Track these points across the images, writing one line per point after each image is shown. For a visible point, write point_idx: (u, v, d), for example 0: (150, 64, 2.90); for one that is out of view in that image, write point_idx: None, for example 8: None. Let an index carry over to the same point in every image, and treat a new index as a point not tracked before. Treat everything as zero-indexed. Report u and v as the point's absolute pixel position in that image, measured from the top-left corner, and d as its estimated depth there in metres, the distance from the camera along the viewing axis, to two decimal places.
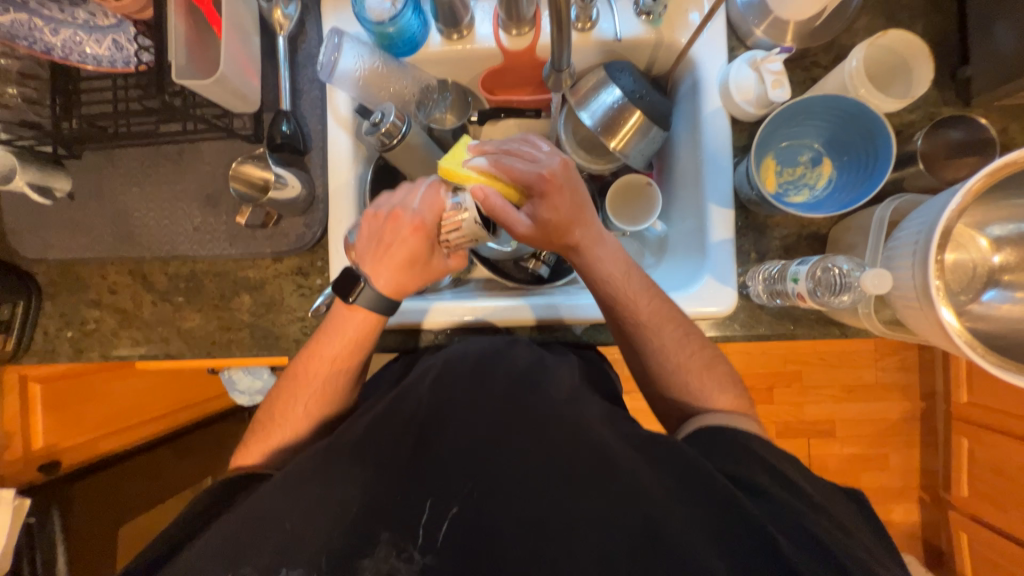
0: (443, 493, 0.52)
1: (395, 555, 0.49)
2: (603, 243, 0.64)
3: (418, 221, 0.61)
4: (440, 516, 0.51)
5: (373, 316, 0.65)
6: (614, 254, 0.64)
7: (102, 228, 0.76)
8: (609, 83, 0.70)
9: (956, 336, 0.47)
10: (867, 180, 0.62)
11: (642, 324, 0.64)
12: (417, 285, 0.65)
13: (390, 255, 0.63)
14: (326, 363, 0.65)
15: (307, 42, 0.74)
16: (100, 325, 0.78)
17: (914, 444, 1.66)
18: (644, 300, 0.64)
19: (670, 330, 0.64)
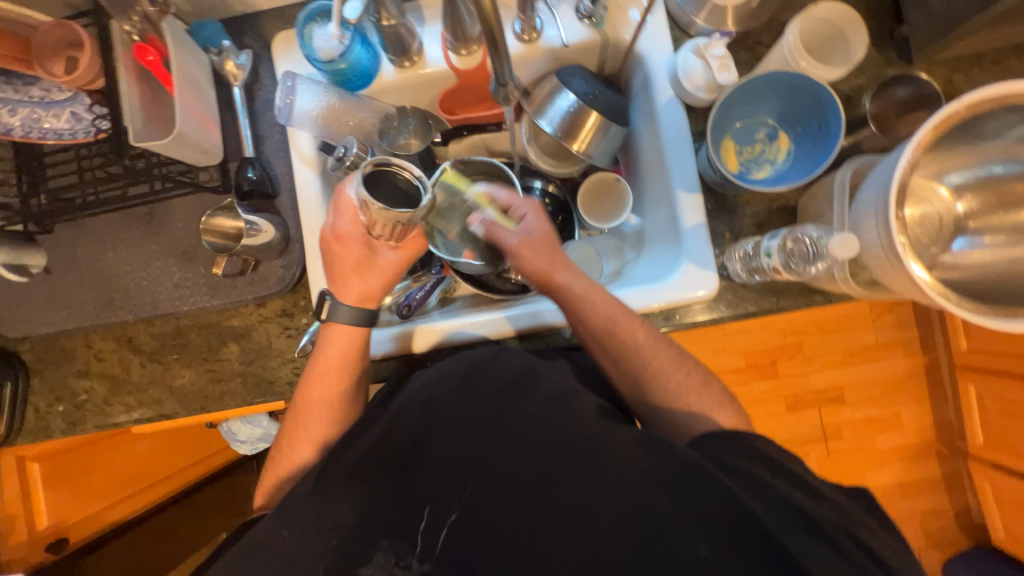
0: (442, 500, 0.52)
1: (395, 562, 0.51)
2: (589, 291, 0.65)
3: (341, 228, 0.63)
4: (440, 522, 0.51)
5: (357, 330, 0.66)
6: (599, 296, 0.64)
7: (82, 298, 0.76)
8: (562, 88, 0.72)
9: (928, 289, 0.48)
10: (824, 147, 0.63)
11: (636, 351, 0.64)
12: (383, 286, 0.66)
13: (342, 270, 0.64)
14: (329, 380, 0.65)
15: (263, 88, 0.75)
16: (91, 394, 0.78)
17: (924, 398, 1.66)
18: (629, 333, 0.64)
19: (657, 355, 0.64)
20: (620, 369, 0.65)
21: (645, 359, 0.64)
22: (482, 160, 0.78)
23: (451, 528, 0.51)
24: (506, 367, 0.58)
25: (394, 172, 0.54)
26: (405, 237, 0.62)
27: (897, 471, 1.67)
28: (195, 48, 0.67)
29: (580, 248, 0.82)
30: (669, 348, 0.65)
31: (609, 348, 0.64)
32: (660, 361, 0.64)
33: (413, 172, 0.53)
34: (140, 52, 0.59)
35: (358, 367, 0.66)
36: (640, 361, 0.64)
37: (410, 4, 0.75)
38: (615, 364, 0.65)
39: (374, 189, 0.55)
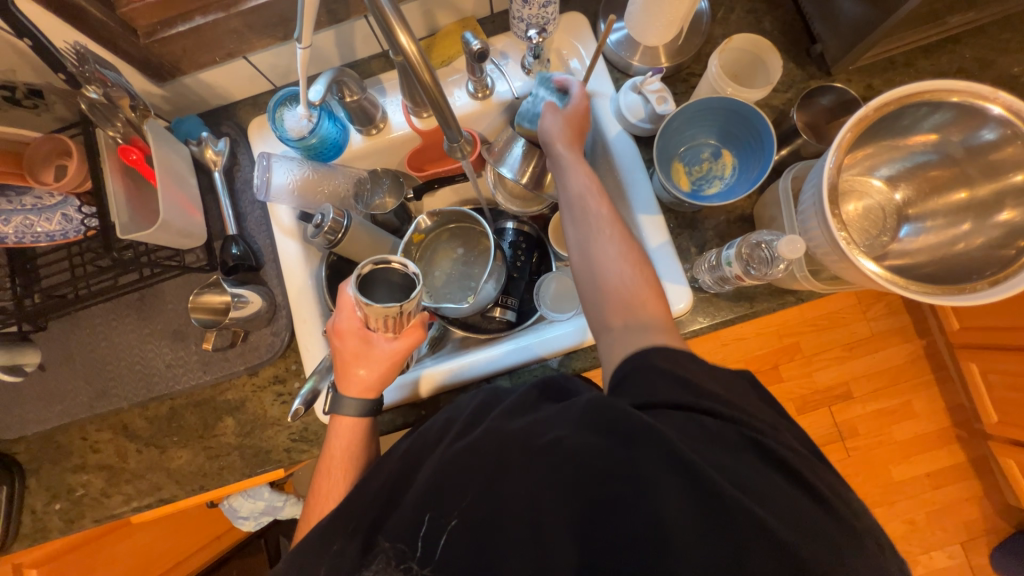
0: (440, 506, 0.48)
1: (396, 565, 0.48)
2: (584, 189, 0.65)
3: (340, 325, 0.64)
4: (440, 529, 0.48)
5: (361, 420, 0.65)
6: (591, 197, 0.64)
7: (77, 389, 0.77)
8: (517, 137, 0.76)
9: (880, 280, 0.51)
10: (762, 159, 0.67)
11: (595, 228, 0.63)
12: (381, 377, 0.64)
13: (343, 364, 0.64)
14: (339, 462, 0.62)
15: (241, 169, 0.80)
16: (89, 488, 0.77)
17: (931, 382, 1.65)
18: (596, 205, 0.64)
19: (620, 244, 0.62)
20: (585, 246, 0.63)
21: (605, 250, 0.62)
22: (451, 210, 0.82)
23: (451, 538, 0.47)
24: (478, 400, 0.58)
25: (390, 267, 0.60)
26: (402, 326, 0.63)
27: (922, 462, 1.63)
28: (175, 142, 0.71)
29: (559, 279, 0.84)
30: (635, 248, 0.63)
31: (574, 209, 0.65)
32: (626, 258, 0.62)
33: (404, 263, 0.60)
34: (125, 152, 0.62)
35: (367, 455, 0.64)
36: (602, 248, 0.62)
37: (372, 79, 0.81)
38: (578, 249, 0.64)
39: (374, 286, 0.60)
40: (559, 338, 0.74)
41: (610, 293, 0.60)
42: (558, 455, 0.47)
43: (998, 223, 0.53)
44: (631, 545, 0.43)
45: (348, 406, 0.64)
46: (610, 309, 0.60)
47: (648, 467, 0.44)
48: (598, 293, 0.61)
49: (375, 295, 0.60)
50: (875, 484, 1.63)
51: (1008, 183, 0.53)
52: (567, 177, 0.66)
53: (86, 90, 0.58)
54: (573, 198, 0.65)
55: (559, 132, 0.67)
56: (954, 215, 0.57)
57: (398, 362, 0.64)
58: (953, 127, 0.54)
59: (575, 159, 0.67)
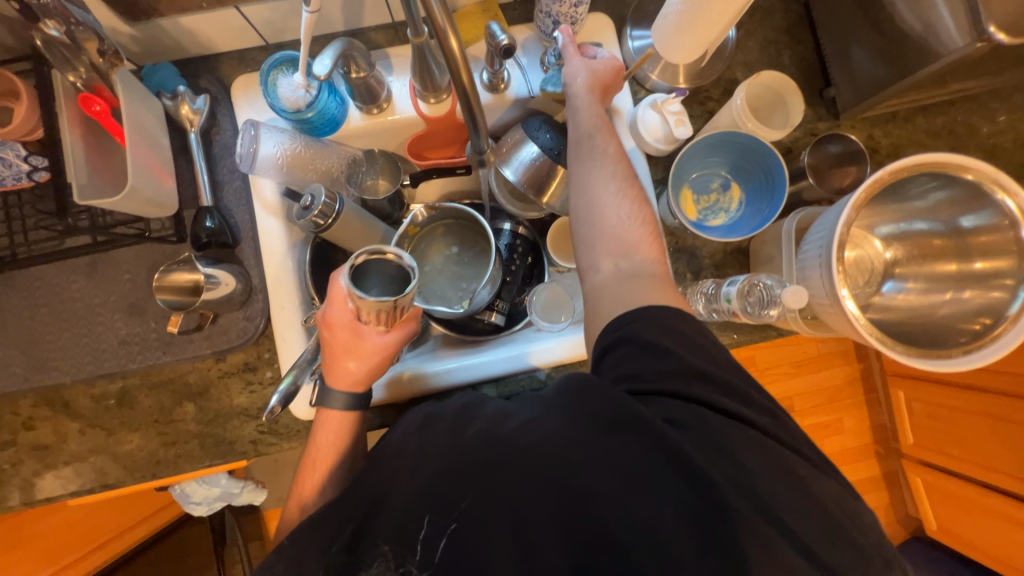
0: (443, 508, 0.46)
1: (395, 566, 0.47)
2: (594, 125, 0.63)
3: (331, 317, 0.59)
4: (440, 531, 0.45)
5: (347, 415, 0.63)
6: (600, 135, 0.63)
7: (9, 359, 0.68)
8: (527, 140, 0.74)
9: (857, 322, 0.54)
10: (771, 202, 0.69)
11: (599, 163, 0.61)
12: (373, 370, 0.61)
13: (334, 355, 0.60)
14: (326, 455, 0.61)
15: (221, 133, 0.72)
16: (19, 468, 0.70)
17: (862, 403, 1.81)
18: (603, 142, 0.63)
19: (622, 182, 0.61)
20: (588, 181, 0.61)
21: (607, 185, 0.60)
22: (452, 206, 0.78)
23: (452, 540, 0.45)
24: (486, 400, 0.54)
25: (383, 257, 0.56)
26: (395, 320, 0.59)
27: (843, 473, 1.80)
28: (147, 93, 0.62)
29: (551, 288, 0.83)
30: (638, 192, 0.61)
31: (583, 148, 0.63)
32: (626, 197, 0.60)
33: (399, 255, 0.55)
34: (86, 103, 0.54)
35: (355, 450, 0.63)
36: (605, 184, 0.60)
37: (378, 52, 0.75)
38: (580, 180, 0.62)
39: (364, 277, 0.57)
40: (554, 348, 0.74)
41: (606, 232, 0.59)
42: (567, 449, 0.46)
43: (968, 299, 0.57)
44: (630, 551, 0.41)
45: (336, 400, 0.61)
46: (605, 252, 0.59)
47: (659, 471, 0.44)
48: (594, 229, 0.60)
49: (367, 288, 0.57)
50: None
51: (988, 256, 0.56)
52: (579, 114, 0.65)
53: (46, 26, 0.49)
54: (584, 134, 0.63)
55: (582, 72, 0.65)
56: (934, 279, 0.61)
57: (389, 354, 0.61)
58: (949, 203, 0.57)
59: (591, 97, 0.65)
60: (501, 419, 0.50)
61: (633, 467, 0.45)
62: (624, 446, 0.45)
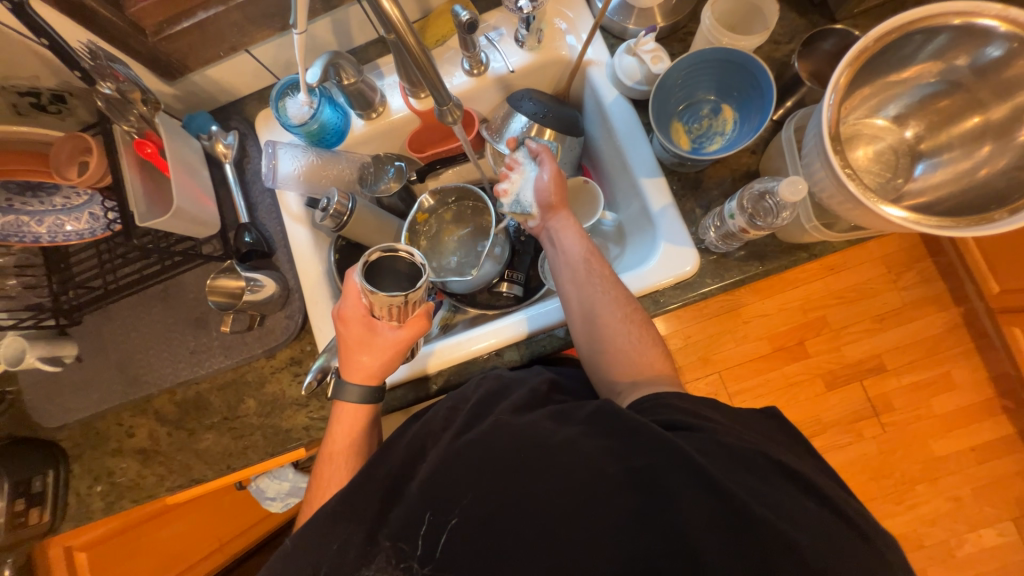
0: (443, 504, 0.48)
1: (396, 564, 0.48)
2: (591, 283, 0.65)
3: (346, 310, 0.65)
4: (441, 527, 0.48)
5: (363, 407, 0.66)
6: (600, 292, 0.64)
7: (111, 378, 0.82)
8: (514, 112, 0.78)
9: (911, 223, 0.49)
10: (762, 106, 0.66)
11: (608, 324, 0.62)
12: (385, 364, 0.65)
13: (351, 349, 0.65)
14: (344, 447, 0.64)
15: (251, 161, 0.84)
16: (125, 471, 0.81)
17: (973, 352, 1.57)
18: (607, 299, 0.63)
19: (632, 327, 0.62)
20: (603, 344, 0.62)
21: (616, 337, 0.62)
22: (452, 186, 0.84)
23: (452, 535, 0.47)
24: (495, 399, 0.57)
25: (395, 256, 0.60)
26: (406, 315, 0.63)
27: (965, 436, 1.55)
28: (187, 136, 0.75)
29: None
30: (647, 331, 0.63)
31: (594, 333, 0.63)
32: (638, 340, 0.62)
33: (411, 253, 0.59)
34: (139, 146, 0.66)
35: (370, 443, 0.66)
36: (603, 308, 0.62)
37: (369, 65, 0.83)
38: (577, 311, 0.65)
39: (381, 276, 0.60)
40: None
41: (621, 358, 0.61)
42: (572, 453, 0.47)
43: None
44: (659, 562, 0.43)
45: (350, 393, 0.65)
46: (628, 362, 0.61)
47: (657, 472, 0.45)
48: (604, 354, 0.62)
49: (380, 283, 0.60)
50: (914, 460, 1.54)
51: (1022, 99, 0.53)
52: (566, 241, 0.69)
53: (100, 86, 0.61)
54: (575, 262, 0.67)
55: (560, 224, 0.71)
56: None
57: (400, 351, 0.65)
58: (952, 51, 0.55)
59: (574, 224, 0.70)
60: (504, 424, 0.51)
61: (628, 469, 0.46)
62: (617, 450, 0.47)
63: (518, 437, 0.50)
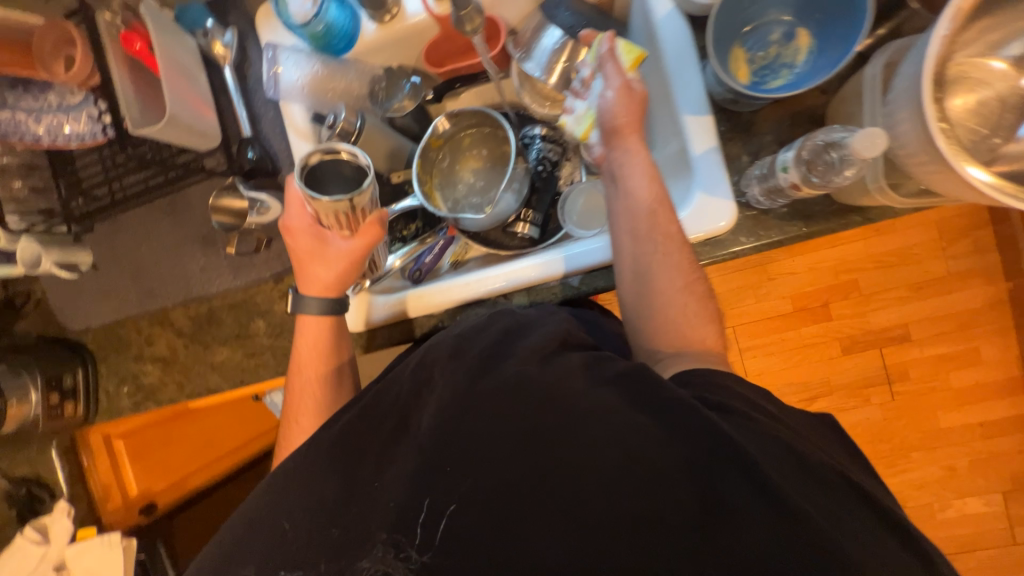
0: (441, 487, 0.42)
1: (394, 556, 0.41)
2: (649, 240, 0.56)
3: (291, 223, 0.63)
4: (440, 512, 0.41)
5: (324, 320, 0.65)
6: (658, 252, 0.55)
7: (127, 288, 0.83)
8: (547, 24, 0.68)
9: (993, 189, 0.42)
10: (849, 37, 0.55)
11: (658, 281, 0.55)
12: (341, 276, 0.63)
13: (303, 261, 0.63)
14: (311, 358, 0.64)
15: (252, 65, 0.76)
16: (148, 375, 0.86)
17: (1008, 330, 1.49)
18: (664, 260, 0.55)
19: (686, 292, 0.55)
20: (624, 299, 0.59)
21: (658, 293, 0.55)
22: (471, 110, 0.76)
23: (453, 522, 0.41)
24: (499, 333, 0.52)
25: (336, 159, 0.55)
26: (357, 224, 0.60)
27: (977, 411, 1.52)
28: (180, 32, 0.69)
29: (589, 192, 0.79)
30: (704, 294, 0.56)
31: (628, 289, 0.57)
32: (691, 306, 0.55)
33: (354, 153, 0.55)
34: (127, 42, 0.61)
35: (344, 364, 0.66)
36: (660, 271, 0.55)
37: None
38: (630, 266, 0.57)
39: (325, 181, 0.56)
40: (567, 259, 0.68)
41: (640, 317, 0.57)
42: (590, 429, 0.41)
43: None
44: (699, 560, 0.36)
45: (310, 306, 0.64)
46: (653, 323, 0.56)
47: None
48: (625, 308, 0.59)
49: (325, 189, 0.56)
50: (917, 429, 1.54)
51: None
52: (630, 182, 0.58)
53: None
54: (638, 210, 0.57)
55: (624, 154, 0.59)
56: None
57: (355, 264, 0.63)
58: None
59: (644, 160, 0.58)
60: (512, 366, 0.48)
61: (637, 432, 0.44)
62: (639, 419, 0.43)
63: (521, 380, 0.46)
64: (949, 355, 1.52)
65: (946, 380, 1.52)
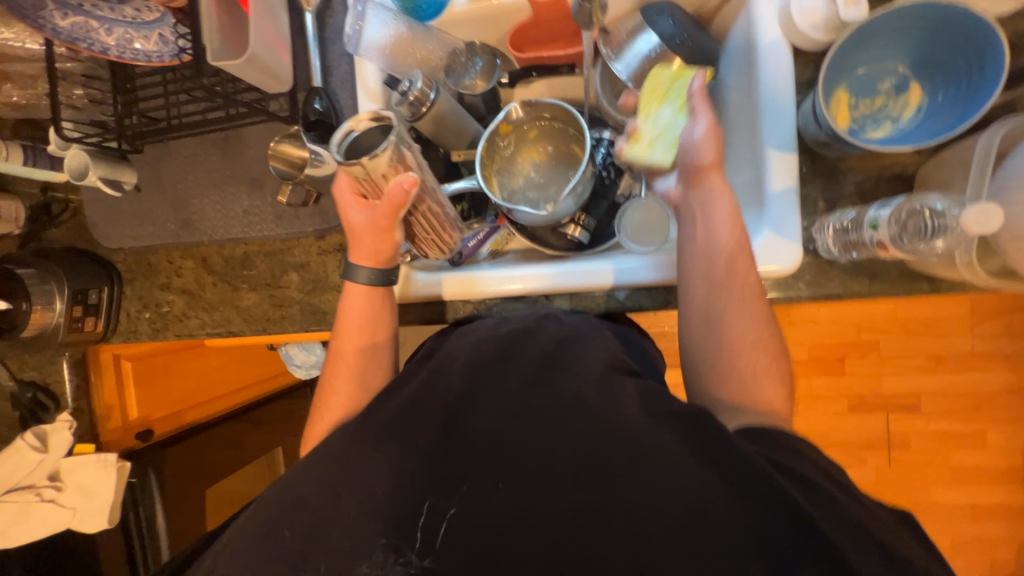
0: (448, 492, 0.44)
1: (393, 560, 0.42)
2: (727, 285, 0.55)
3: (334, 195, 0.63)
4: (440, 519, 0.43)
5: (374, 291, 0.64)
6: (735, 296, 0.55)
7: (166, 216, 0.82)
8: (645, 27, 0.65)
9: None
10: (969, 101, 0.53)
11: (725, 319, 0.55)
12: (376, 244, 0.60)
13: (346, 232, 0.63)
14: (351, 332, 0.64)
15: (334, 16, 0.75)
16: (172, 306, 0.85)
17: (1020, 421, 1.46)
18: (737, 301, 0.55)
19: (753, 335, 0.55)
20: (681, 324, 0.58)
21: (721, 332, 0.55)
22: (550, 103, 0.72)
23: (452, 528, 0.42)
24: (543, 340, 0.52)
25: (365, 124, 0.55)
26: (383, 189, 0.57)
27: (971, 493, 1.51)
28: None
29: (646, 206, 0.75)
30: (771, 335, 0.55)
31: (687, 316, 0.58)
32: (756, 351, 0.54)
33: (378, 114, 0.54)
34: None
35: (382, 339, 0.65)
36: (732, 311, 0.55)
37: None
38: (696, 307, 0.57)
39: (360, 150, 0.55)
40: (614, 271, 0.68)
41: (692, 344, 0.57)
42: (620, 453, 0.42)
43: None
44: None
45: (360, 274, 0.63)
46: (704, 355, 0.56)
47: None
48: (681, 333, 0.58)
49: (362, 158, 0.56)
50: (906, 499, 1.54)
51: None
52: (713, 223, 0.56)
53: None
54: (714, 255, 0.56)
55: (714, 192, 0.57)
56: None
57: (382, 230, 0.59)
58: None
59: (728, 201, 0.56)
60: (549, 372, 0.48)
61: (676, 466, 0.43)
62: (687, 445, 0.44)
63: (553, 391, 0.46)
64: (955, 433, 1.50)
65: (946, 457, 1.51)
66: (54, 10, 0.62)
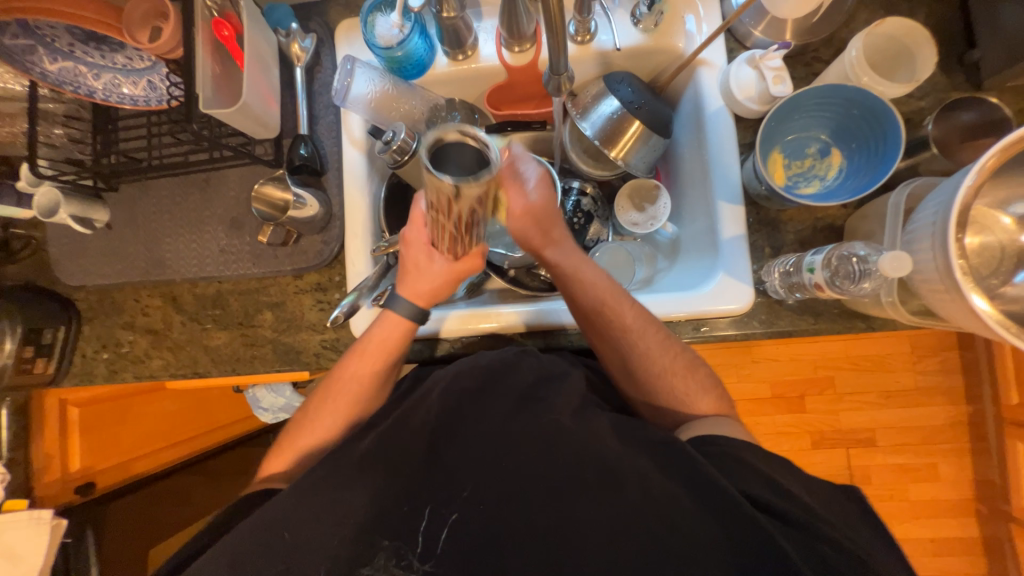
0: (440, 501, 0.51)
1: (394, 563, 0.49)
2: (620, 329, 0.63)
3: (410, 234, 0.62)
4: (440, 524, 0.50)
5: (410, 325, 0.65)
6: (635, 333, 0.63)
7: (136, 255, 0.81)
8: (607, 94, 0.72)
9: (988, 319, 0.47)
10: (880, 163, 0.62)
11: (635, 354, 0.63)
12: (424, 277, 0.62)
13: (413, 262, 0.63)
14: (374, 359, 0.65)
15: (322, 71, 0.80)
16: (133, 346, 0.82)
17: (964, 453, 1.55)
18: (639, 337, 0.63)
19: (665, 365, 0.63)
20: (628, 364, 0.64)
21: (639, 365, 0.63)
22: None
23: (452, 531, 0.50)
24: (522, 376, 0.58)
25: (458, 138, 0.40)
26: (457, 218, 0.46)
27: (929, 527, 1.56)
28: (266, 28, 0.73)
29: (613, 250, 0.82)
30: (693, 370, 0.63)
31: (641, 354, 0.63)
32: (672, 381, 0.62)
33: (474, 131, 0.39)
34: (217, 27, 0.64)
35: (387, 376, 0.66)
36: (638, 348, 0.63)
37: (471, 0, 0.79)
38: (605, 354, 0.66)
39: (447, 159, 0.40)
40: None
41: (642, 377, 0.63)
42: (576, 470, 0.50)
43: None
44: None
45: (405, 307, 0.64)
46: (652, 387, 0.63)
47: None
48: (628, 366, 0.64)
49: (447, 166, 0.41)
50: None
51: None
52: (586, 270, 0.64)
53: None
54: (595, 305, 0.63)
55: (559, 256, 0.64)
56: None
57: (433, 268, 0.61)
58: None
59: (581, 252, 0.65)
60: (527, 411, 0.56)
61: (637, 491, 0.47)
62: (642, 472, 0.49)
63: (532, 424, 0.54)
64: (909, 466, 1.57)
65: (903, 491, 1.57)
66: (44, 55, 0.64)
